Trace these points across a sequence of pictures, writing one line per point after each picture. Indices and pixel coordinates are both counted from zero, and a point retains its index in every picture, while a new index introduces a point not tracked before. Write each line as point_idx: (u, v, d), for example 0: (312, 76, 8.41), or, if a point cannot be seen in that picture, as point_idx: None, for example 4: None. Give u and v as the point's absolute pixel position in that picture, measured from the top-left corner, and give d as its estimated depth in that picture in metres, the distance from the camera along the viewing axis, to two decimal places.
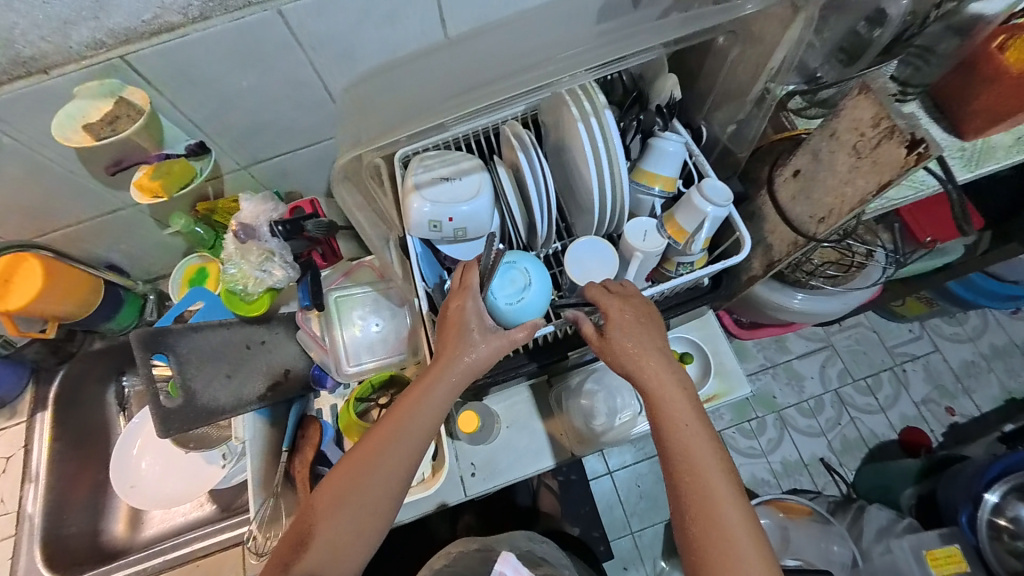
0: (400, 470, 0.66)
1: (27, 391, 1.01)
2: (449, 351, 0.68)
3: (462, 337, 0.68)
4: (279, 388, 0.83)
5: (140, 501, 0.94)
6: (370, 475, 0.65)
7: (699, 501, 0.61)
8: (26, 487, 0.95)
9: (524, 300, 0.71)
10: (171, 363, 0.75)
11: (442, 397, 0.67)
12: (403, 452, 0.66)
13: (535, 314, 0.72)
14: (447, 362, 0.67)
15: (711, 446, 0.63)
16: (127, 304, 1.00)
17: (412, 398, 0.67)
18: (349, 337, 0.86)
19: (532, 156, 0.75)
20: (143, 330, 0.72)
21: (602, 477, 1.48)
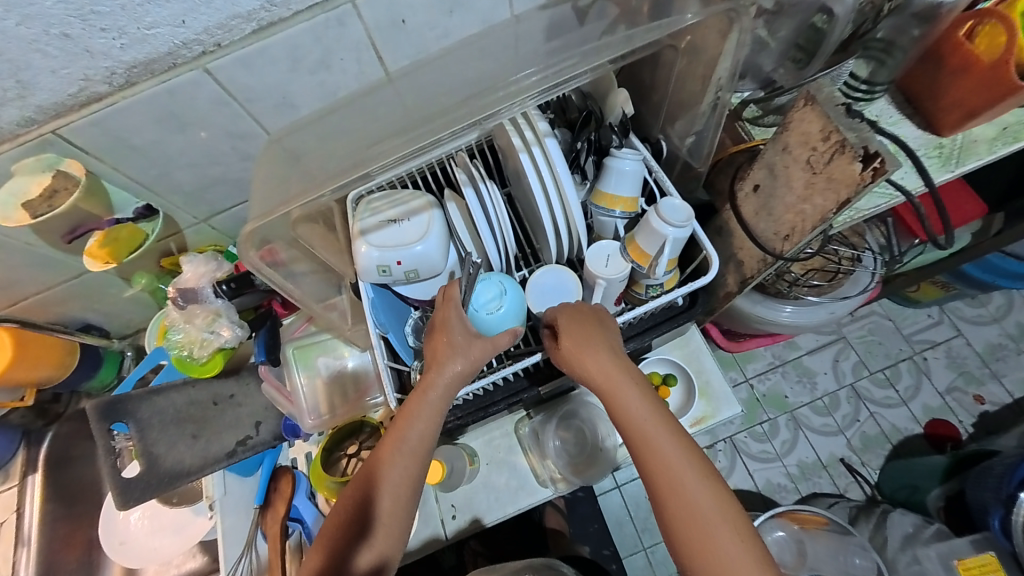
0: (413, 481, 0.64)
1: (19, 454, 1.01)
2: (438, 358, 0.64)
3: (450, 347, 0.64)
4: (249, 443, 0.81)
5: (134, 558, 0.93)
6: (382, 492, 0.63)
7: (675, 498, 0.59)
8: (22, 549, 0.97)
9: (501, 309, 0.67)
10: (131, 430, 0.75)
11: (438, 403, 0.63)
12: (409, 464, 0.64)
13: (514, 322, 0.69)
14: (437, 369, 0.64)
15: (683, 441, 0.62)
16: (105, 361, 1.02)
17: (412, 408, 0.63)
18: (312, 386, 0.82)
19: (480, 190, 0.72)
20: (100, 400, 0.73)
21: (611, 491, 1.43)
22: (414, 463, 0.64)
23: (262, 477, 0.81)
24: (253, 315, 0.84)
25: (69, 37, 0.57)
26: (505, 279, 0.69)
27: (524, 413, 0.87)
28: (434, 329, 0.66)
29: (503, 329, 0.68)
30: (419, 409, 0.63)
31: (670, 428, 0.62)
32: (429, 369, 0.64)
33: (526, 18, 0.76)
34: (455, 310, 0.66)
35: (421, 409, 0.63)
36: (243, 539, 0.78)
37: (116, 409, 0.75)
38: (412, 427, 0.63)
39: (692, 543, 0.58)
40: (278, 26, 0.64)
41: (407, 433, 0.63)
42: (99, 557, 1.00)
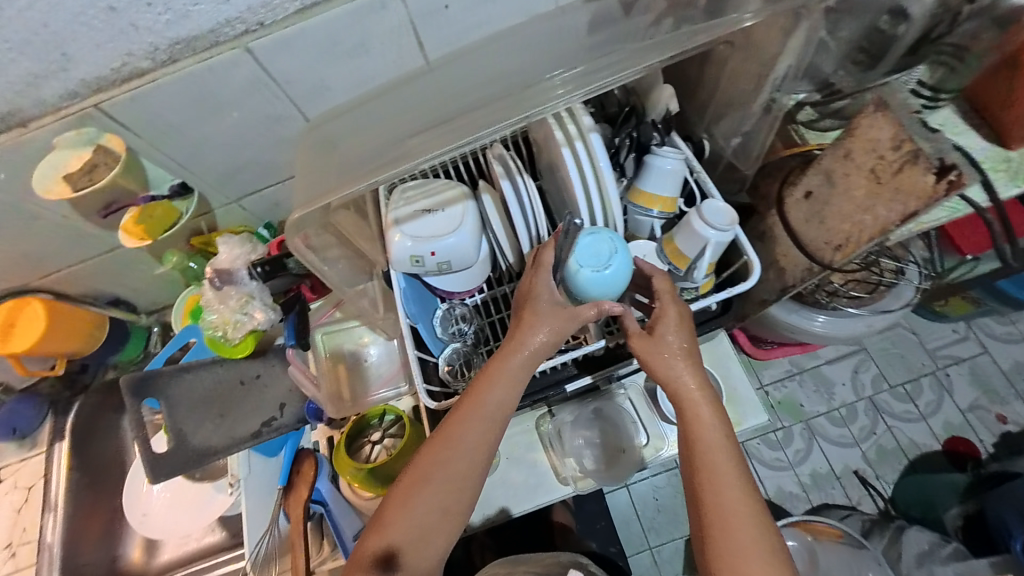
0: (468, 466, 0.60)
1: (47, 422, 1.04)
2: (523, 324, 0.61)
3: (536, 310, 0.60)
4: (274, 425, 0.81)
5: (157, 531, 0.95)
6: (427, 486, 0.59)
7: (706, 486, 0.57)
8: (47, 514, 0.97)
9: (607, 271, 0.61)
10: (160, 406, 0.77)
11: (511, 376, 0.60)
12: (489, 433, 0.60)
13: (612, 291, 0.62)
14: (524, 337, 0.60)
15: (721, 425, 0.60)
16: (132, 337, 1.03)
17: (490, 373, 0.60)
18: (341, 371, 0.84)
19: (517, 182, 0.70)
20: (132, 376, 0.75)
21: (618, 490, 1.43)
22: (465, 455, 0.60)
23: (285, 459, 0.79)
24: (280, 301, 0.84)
25: (115, 11, 0.56)
26: (616, 239, 0.62)
27: (545, 410, 0.86)
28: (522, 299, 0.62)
29: (600, 293, 0.62)
30: (490, 391, 0.60)
31: (714, 415, 0.60)
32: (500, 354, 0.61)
33: (571, 8, 0.73)
34: (546, 278, 0.61)
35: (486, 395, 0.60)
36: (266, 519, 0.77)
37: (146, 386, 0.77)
38: (481, 410, 0.60)
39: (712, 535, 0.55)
40: (322, 7, 0.63)
41: (482, 401, 0.60)
42: (121, 528, 1.02)
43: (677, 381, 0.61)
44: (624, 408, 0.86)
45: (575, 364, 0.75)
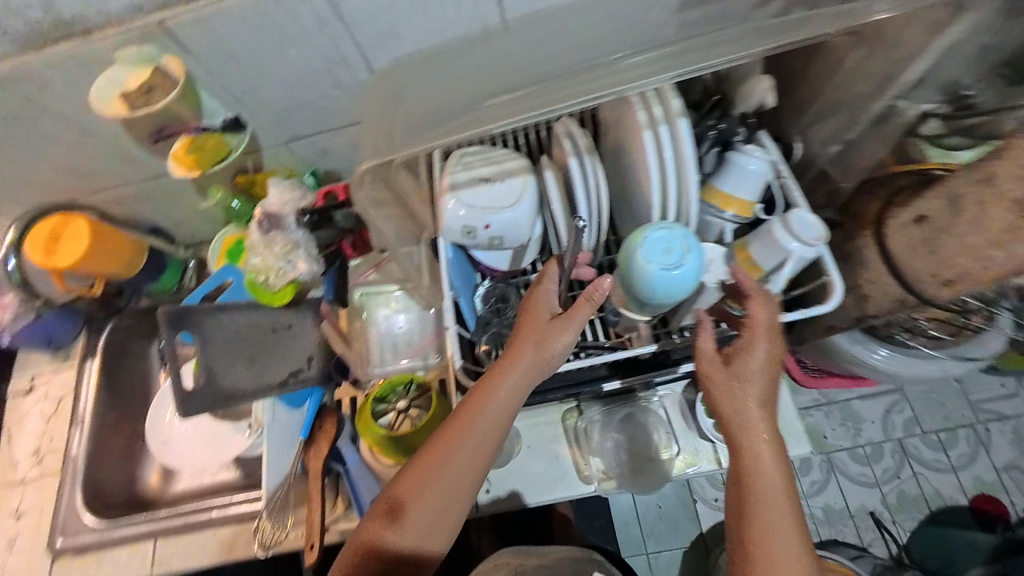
0: (472, 467, 0.59)
1: (81, 338, 1.06)
2: (526, 330, 0.59)
3: (537, 318, 0.60)
4: (300, 376, 0.80)
5: (172, 458, 0.99)
6: (431, 483, 0.58)
7: (759, 538, 0.52)
8: (73, 428, 0.98)
9: (678, 272, 0.54)
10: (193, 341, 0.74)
11: (516, 379, 0.58)
12: (488, 437, 0.59)
13: (675, 294, 0.55)
14: (526, 342, 0.58)
15: (783, 474, 0.55)
16: (169, 266, 1.02)
17: (493, 377, 0.58)
18: (373, 333, 0.82)
19: (585, 163, 0.66)
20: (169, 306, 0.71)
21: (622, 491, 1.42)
22: (472, 456, 0.59)
23: (307, 412, 0.79)
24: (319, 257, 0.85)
25: None
26: (690, 238, 0.55)
27: (573, 405, 0.83)
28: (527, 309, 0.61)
29: (664, 293, 0.54)
30: (492, 397, 0.58)
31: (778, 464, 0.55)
32: (500, 365, 0.58)
33: None
34: (549, 287, 0.62)
35: (490, 403, 0.58)
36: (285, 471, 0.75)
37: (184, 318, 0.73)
38: (484, 415, 0.58)
39: None
40: None
41: (489, 404, 0.58)
42: (141, 451, 1.04)
43: (738, 424, 0.56)
44: (657, 416, 0.82)
45: (615, 370, 0.70)
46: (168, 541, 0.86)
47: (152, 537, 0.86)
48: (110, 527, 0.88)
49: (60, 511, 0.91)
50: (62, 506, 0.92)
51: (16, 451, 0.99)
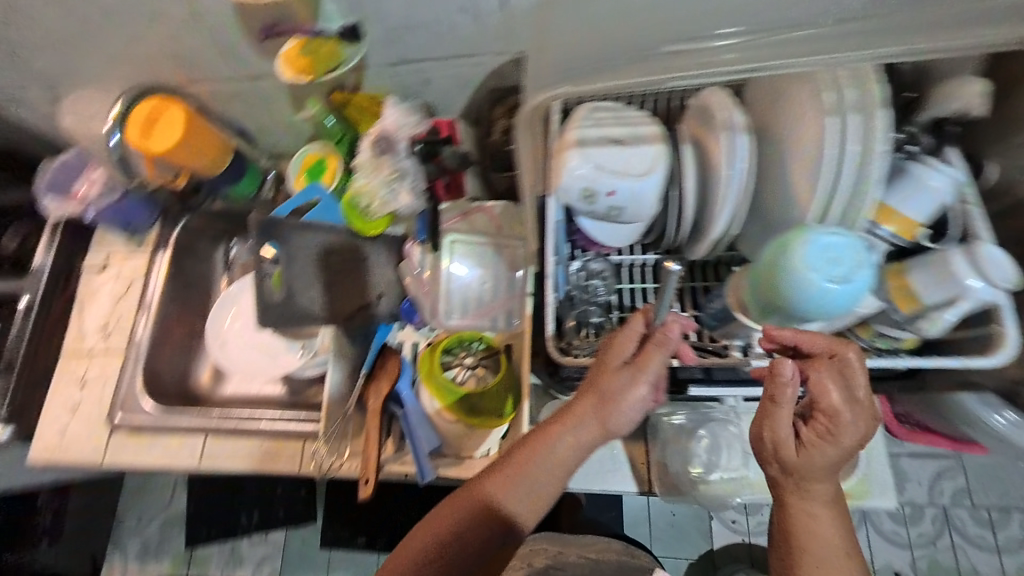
0: (530, 506, 0.61)
1: (154, 228, 1.08)
2: (598, 389, 0.59)
3: (610, 376, 0.59)
4: (368, 311, 0.79)
5: (223, 359, 1.02)
6: (491, 519, 0.60)
7: None
8: (139, 314, 1.01)
9: (845, 287, 0.47)
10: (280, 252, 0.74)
11: (587, 433, 0.60)
12: (549, 482, 0.60)
13: (831, 309, 0.49)
14: (598, 400, 0.59)
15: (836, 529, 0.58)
16: (248, 172, 1.01)
17: (565, 426, 0.60)
18: (449, 283, 0.79)
19: (739, 144, 0.57)
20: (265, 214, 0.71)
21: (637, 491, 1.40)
22: (532, 497, 0.60)
23: (371, 349, 0.76)
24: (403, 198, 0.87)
25: None
26: (868, 255, 0.48)
27: None
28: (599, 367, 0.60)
29: (822, 305, 0.48)
30: (535, 459, 0.60)
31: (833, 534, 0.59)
32: (562, 421, 0.60)
33: None
34: (623, 339, 0.59)
35: (530, 466, 0.60)
36: (343, 401, 0.74)
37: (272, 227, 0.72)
38: (551, 460, 0.60)
39: None
40: None
41: (557, 451, 0.60)
42: (199, 347, 1.09)
43: (795, 488, 0.59)
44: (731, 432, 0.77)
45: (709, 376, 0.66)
46: (216, 442, 0.88)
47: (203, 434, 0.89)
48: (166, 413, 0.91)
49: (118, 394, 0.94)
50: (124, 384, 0.95)
51: (86, 323, 1.02)
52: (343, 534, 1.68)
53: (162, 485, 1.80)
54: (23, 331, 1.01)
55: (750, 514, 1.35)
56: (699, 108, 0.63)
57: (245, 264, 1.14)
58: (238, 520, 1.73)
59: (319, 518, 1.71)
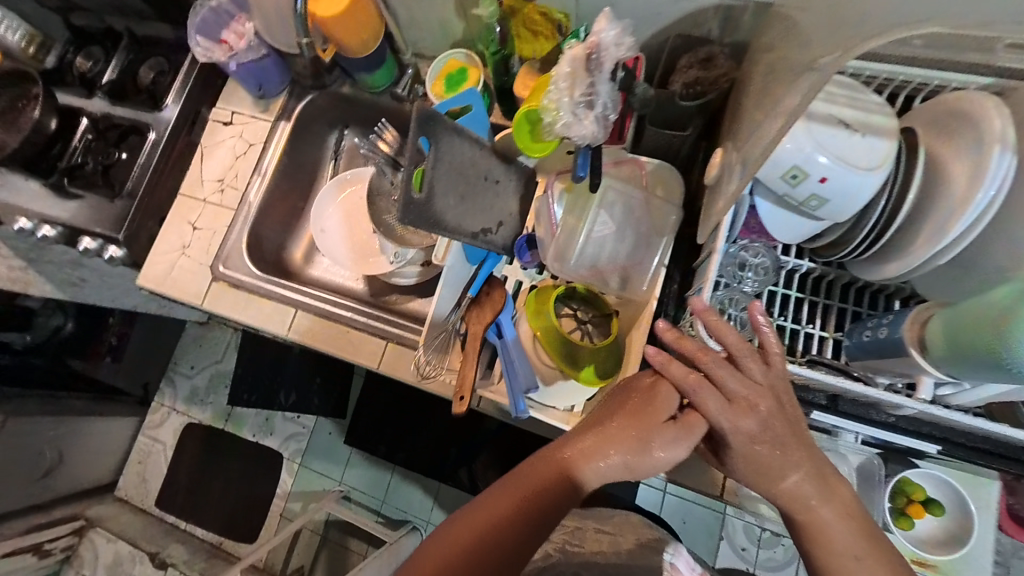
0: (561, 515, 0.54)
1: (282, 97, 1.08)
2: (637, 411, 0.57)
3: (645, 410, 0.57)
4: (488, 237, 0.75)
5: (323, 245, 1.03)
6: (522, 526, 0.52)
7: None
8: (254, 177, 1.04)
9: None
10: (427, 153, 0.66)
11: (627, 447, 0.55)
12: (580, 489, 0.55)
13: None
14: (633, 419, 0.57)
15: (853, 540, 0.51)
16: (385, 65, 0.98)
17: (603, 435, 0.56)
18: (580, 232, 0.73)
19: (1004, 163, 0.48)
20: (426, 103, 0.63)
21: (654, 490, 1.51)
22: (561, 507, 0.54)
23: (480, 276, 0.77)
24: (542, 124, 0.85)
25: None
26: None
27: None
28: (626, 401, 0.58)
29: None
30: (576, 467, 0.55)
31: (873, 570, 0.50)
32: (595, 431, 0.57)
33: None
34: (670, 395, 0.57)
35: (550, 493, 0.54)
36: (446, 317, 0.76)
37: (430, 124, 0.64)
38: (584, 467, 0.55)
39: None
40: None
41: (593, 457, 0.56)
42: (296, 226, 1.12)
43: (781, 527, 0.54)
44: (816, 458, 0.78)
45: (842, 407, 0.61)
46: (308, 317, 0.93)
47: (297, 307, 0.94)
48: (268, 282, 0.96)
49: (226, 241, 1.00)
50: (231, 237, 1.00)
51: (204, 171, 1.05)
52: (365, 438, 1.79)
53: (218, 341, 1.97)
54: (150, 162, 1.07)
55: (762, 547, 1.42)
56: (935, 109, 0.56)
57: (354, 156, 1.16)
58: (276, 397, 1.87)
59: (347, 416, 1.84)
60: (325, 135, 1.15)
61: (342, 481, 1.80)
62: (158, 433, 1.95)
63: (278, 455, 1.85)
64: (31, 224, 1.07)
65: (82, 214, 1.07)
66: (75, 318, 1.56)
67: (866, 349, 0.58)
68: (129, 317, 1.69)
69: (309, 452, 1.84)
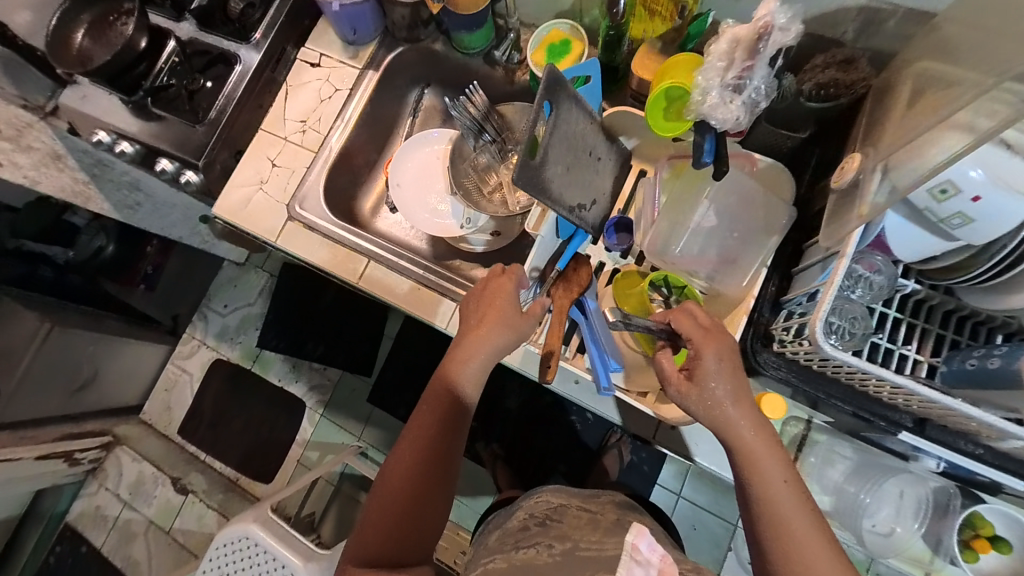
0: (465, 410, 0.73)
1: (371, 45, 1.06)
2: (492, 312, 0.72)
3: (505, 304, 0.72)
4: (584, 214, 0.74)
5: (396, 200, 1.03)
6: (437, 429, 0.73)
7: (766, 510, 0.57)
8: (336, 123, 1.03)
9: None
10: (546, 118, 0.64)
11: (494, 343, 0.72)
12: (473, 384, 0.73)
13: None
14: (494, 320, 0.72)
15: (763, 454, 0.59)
16: (484, 28, 0.95)
17: (474, 338, 0.72)
18: (682, 219, 0.75)
19: None
20: (556, 67, 0.62)
21: (668, 493, 1.56)
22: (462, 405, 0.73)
23: (569, 251, 0.77)
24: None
25: None
26: None
27: (805, 418, 0.77)
28: (462, 332, 0.74)
29: None
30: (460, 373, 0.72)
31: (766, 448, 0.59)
32: (470, 339, 0.72)
33: None
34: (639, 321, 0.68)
35: (434, 422, 0.73)
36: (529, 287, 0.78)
37: (555, 88, 0.63)
38: (470, 371, 0.72)
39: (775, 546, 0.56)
40: None
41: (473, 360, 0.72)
42: (367, 177, 1.13)
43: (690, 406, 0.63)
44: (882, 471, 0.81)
45: (930, 429, 0.62)
46: (378, 269, 0.95)
47: (368, 258, 0.96)
48: (342, 231, 0.98)
49: (303, 181, 1.01)
50: (309, 179, 1.01)
51: (287, 110, 1.05)
52: (388, 399, 1.82)
53: (252, 283, 1.98)
54: (234, 93, 1.07)
55: None
56: None
57: (433, 116, 1.16)
58: (304, 346, 1.89)
59: (372, 375, 1.86)
60: (406, 90, 1.14)
61: (361, 437, 1.84)
62: (186, 364, 1.97)
63: (300, 403, 1.88)
64: (109, 139, 1.10)
65: (163, 136, 1.08)
66: (116, 242, 1.62)
67: (969, 377, 0.58)
68: (165, 247, 1.72)
69: (331, 404, 1.87)
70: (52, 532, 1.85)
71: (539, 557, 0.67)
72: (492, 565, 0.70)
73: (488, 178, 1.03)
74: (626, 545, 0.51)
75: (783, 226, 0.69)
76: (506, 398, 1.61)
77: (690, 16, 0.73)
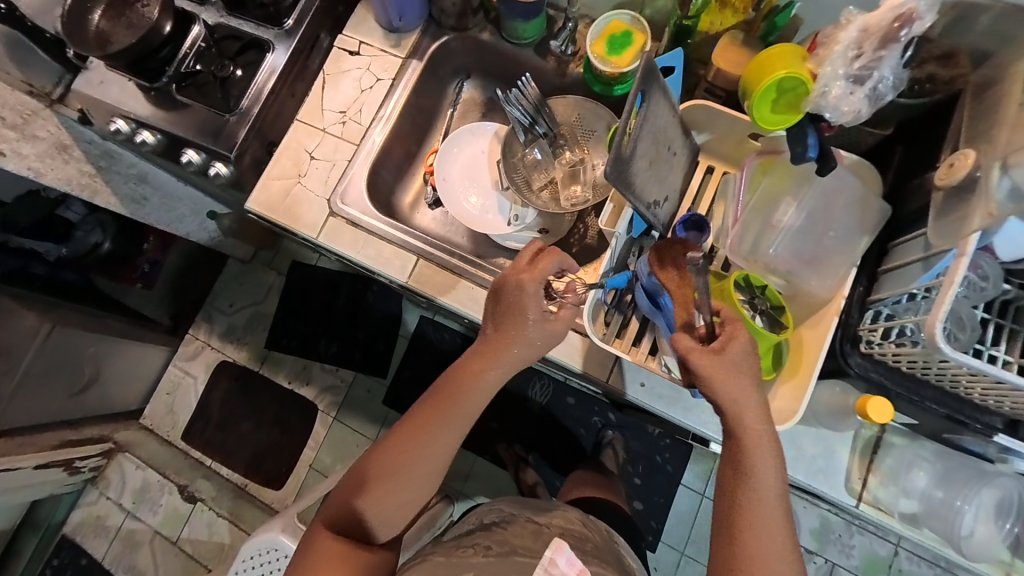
0: (479, 405, 0.71)
1: (415, 34, 1.01)
2: (519, 304, 0.69)
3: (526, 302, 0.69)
4: (662, 210, 0.72)
5: (443, 194, 0.99)
6: (448, 417, 0.69)
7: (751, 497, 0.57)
8: (379, 114, 0.98)
9: None
10: (638, 108, 0.61)
11: (528, 338, 0.70)
12: (495, 380, 0.71)
13: None
14: (521, 313, 0.69)
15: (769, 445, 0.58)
16: (536, 20, 0.91)
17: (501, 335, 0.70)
18: (767, 219, 0.73)
19: None
20: (651, 56, 0.61)
21: (691, 494, 1.47)
22: (480, 399, 0.71)
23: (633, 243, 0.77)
24: (724, 103, 0.78)
25: None
26: None
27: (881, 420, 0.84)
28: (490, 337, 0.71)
29: None
30: (489, 364, 0.70)
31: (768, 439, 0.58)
32: (500, 333, 0.70)
33: None
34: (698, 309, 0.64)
35: (445, 409, 0.70)
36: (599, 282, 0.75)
37: (649, 79, 0.62)
38: (494, 364, 0.70)
39: (746, 536, 0.56)
40: None
41: (504, 353, 0.70)
42: (406, 171, 1.08)
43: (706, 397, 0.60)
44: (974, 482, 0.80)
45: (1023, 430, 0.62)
46: (428, 267, 0.92)
47: (417, 255, 0.92)
48: (388, 227, 0.93)
49: (345, 174, 0.95)
50: (352, 172, 0.96)
51: (325, 100, 1.00)
52: (404, 401, 1.76)
53: (260, 281, 1.88)
54: (268, 81, 1.01)
55: None
56: None
57: (473, 109, 1.12)
58: (316, 347, 1.82)
59: (388, 376, 1.79)
60: (446, 82, 1.09)
61: None
62: (189, 366, 1.86)
63: (312, 406, 1.80)
64: (128, 128, 1.03)
65: (191, 125, 1.01)
66: (113, 238, 1.52)
67: None
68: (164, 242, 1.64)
69: (345, 406, 1.79)
70: (48, 543, 1.75)
71: (474, 557, 0.70)
72: (431, 559, 0.71)
73: (538, 174, 1.00)
74: (544, 560, 0.54)
75: (875, 223, 0.68)
76: (528, 398, 1.56)
77: (767, 8, 0.71)
